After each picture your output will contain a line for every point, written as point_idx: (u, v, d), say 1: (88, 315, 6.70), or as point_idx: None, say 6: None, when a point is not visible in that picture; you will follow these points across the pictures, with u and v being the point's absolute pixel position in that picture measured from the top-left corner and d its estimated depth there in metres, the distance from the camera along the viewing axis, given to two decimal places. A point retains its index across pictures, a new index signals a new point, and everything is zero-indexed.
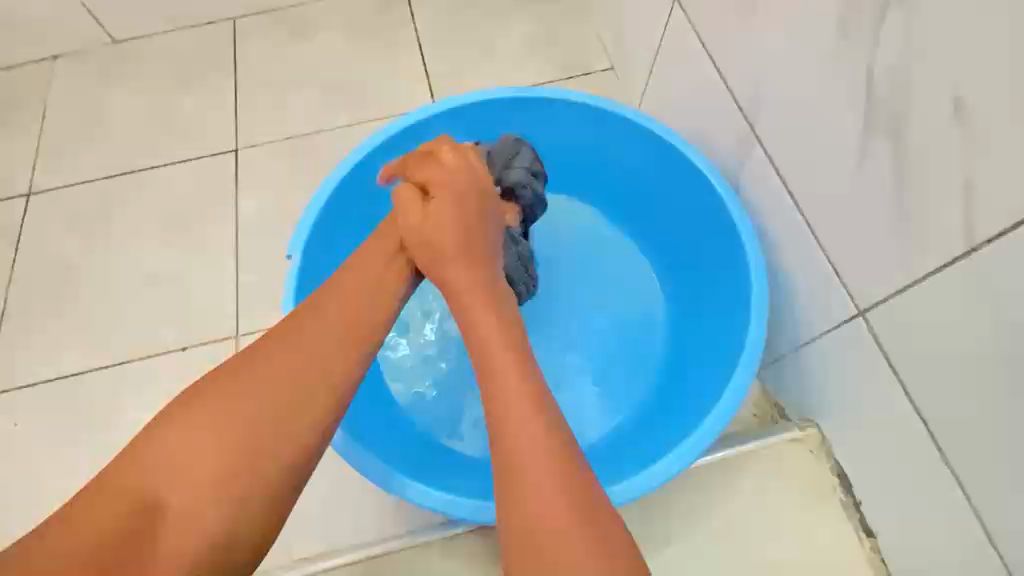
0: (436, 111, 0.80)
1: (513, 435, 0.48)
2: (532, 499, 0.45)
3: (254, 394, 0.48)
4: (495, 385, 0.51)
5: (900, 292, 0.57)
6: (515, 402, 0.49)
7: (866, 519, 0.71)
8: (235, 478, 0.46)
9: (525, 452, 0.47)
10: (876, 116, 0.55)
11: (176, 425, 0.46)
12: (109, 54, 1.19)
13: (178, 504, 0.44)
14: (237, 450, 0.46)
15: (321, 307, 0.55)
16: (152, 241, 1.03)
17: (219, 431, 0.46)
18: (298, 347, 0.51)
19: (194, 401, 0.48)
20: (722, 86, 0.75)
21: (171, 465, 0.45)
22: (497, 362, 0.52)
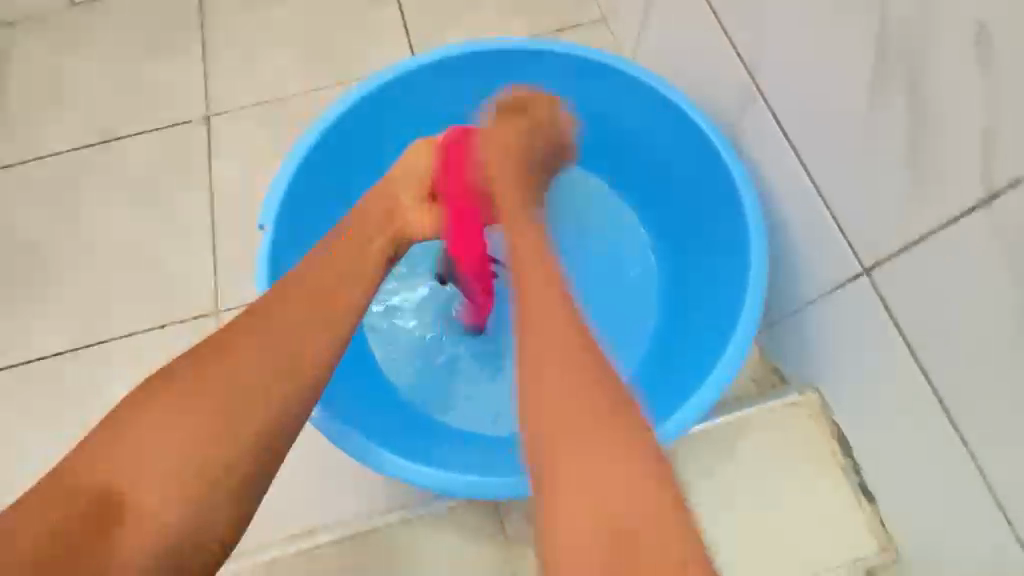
0: (411, 68, 0.75)
1: (551, 357, 0.45)
2: (558, 409, 0.42)
3: (220, 380, 0.46)
4: (530, 305, 0.48)
5: (910, 248, 0.54)
6: (549, 316, 0.47)
7: (866, 482, 0.69)
8: (203, 471, 0.43)
9: (556, 358, 0.44)
10: (891, 58, 0.50)
11: (140, 416, 0.44)
12: (67, 17, 1.12)
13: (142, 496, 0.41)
14: (206, 443, 0.43)
15: (280, 299, 0.52)
16: (125, 216, 0.98)
17: (183, 426, 0.44)
18: (259, 337, 0.48)
19: (149, 401, 0.45)
20: (720, 32, 0.70)
21: (135, 462, 0.42)
22: (540, 313, 0.47)
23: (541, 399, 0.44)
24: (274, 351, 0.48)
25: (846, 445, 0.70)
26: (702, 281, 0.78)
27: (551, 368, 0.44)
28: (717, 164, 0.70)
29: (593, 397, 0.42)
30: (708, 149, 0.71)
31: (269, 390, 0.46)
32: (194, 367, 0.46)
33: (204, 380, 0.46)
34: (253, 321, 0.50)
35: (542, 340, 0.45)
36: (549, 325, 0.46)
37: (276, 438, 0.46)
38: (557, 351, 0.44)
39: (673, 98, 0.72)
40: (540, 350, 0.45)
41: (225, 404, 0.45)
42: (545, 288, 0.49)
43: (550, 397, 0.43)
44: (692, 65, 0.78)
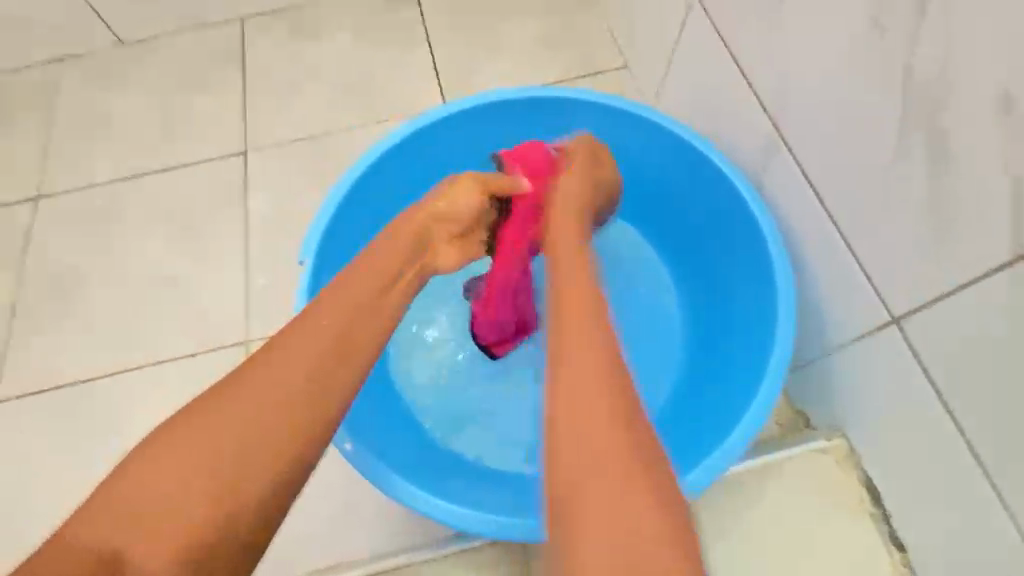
0: (449, 113, 0.78)
1: (580, 372, 0.46)
2: (588, 424, 0.43)
3: (237, 420, 0.46)
4: (564, 326, 0.50)
5: (938, 300, 0.55)
6: (581, 320, 0.50)
7: (897, 533, 0.69)
8: (207, 516, 0.42)
9: (585, 373, 0.45)
10: (913, 115, 0.52)
11: (155, 452, 0.44)
12: (115, 55, 1.18)
13: (149, 533, 0.41)
14: (214, 485, 0.43)
15: (302, 335, 0.52)
16: (161, 246, 1.02)
17: (191, 466, 0.44)
18: (274, 379, 0.49)
19: (167, 438, 0.45)
20: (744, 85, 0.73)
21: (146, 499, 0.42)
22: (573, 317, 0.50)
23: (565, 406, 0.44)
24: (295, 390, 0.49)
25: (876, 494, 0.70)
26: (726, 323, 0.79)
27: (578, 364, 0.46)
28: (743, 211, 0.72)
29: (610, 401, 0.44)
30: (735, 196, 0.73)
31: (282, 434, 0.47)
32: (211, 403, 0.47)
33: (221, 412, 0.46)
34: (274, 361, 0.50)
35: (577, 335, 0.48)
36: (577, 326, 0.49)
37: (277, 482, 0.45)
38: (587, 350, 0.47)
39: (699, 147, 0.75)
40: (571, 362, 0.47)
41: (236, 437, 0.45)
42: (577, 297, 0.52)
43: (571, 379, 0.45)
44: (717, 112, 0.81)
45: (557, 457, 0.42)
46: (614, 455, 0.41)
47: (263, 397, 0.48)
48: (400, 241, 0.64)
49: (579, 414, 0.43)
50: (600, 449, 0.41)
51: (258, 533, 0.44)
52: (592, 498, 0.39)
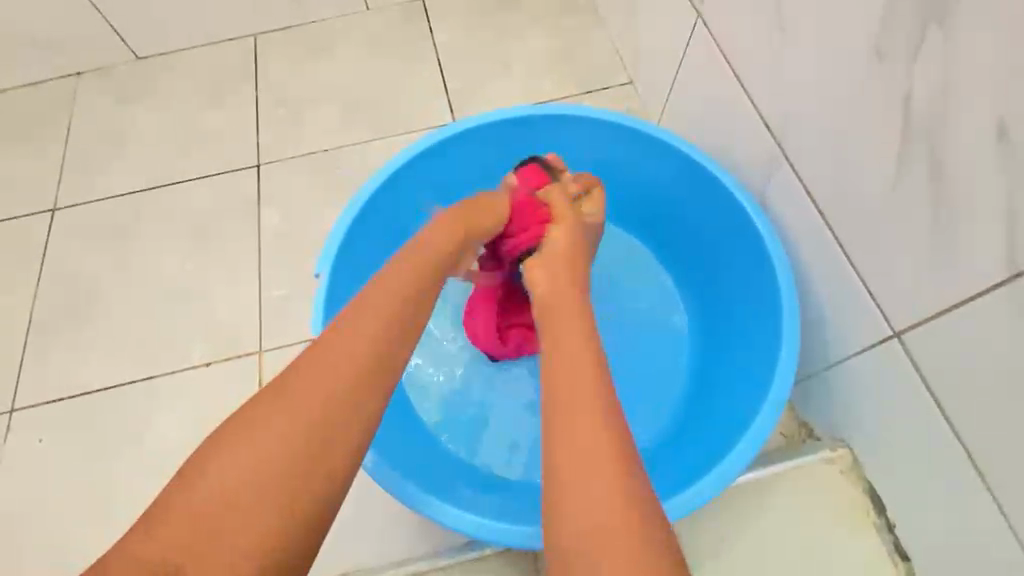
0: (461, 129, 0.81)
1: (578, 433, 0.45)
2: (585, 490, 0.42)
3: (282, 436, 0.46)
4: (560, 388, 0.49)
5: (937, 315, 0.56)
6: (575, 372, 0.50)
7: (900, 543, 0.70)
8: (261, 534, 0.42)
9: (584, 434, 0.45)
10: (911, 137, 0.54)
11: (205, 475, 0.44)
12: (132, 70, 1.21)
13: (207, 550, 0.41)
14: (268, 504, 0.43)
15: (336, 346, 0.51)
16: (177, 256, 1.04)
17: (243, 485, 0.43)
18: (318, 389, 0.48)
19: (212, 458, 0.45)
20: (748, 104, 0.75)
21: (201, 522, 0.42)
22: (563, 370, 0.50)
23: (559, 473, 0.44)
24: (337, 400, 0.48)
25: (880, 505, 0.71)
26: (732, 335, 0.81)
27: (571, 421, 0.46)
28: (747, 226, 0.74)
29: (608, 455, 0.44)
30: (739, 212, 0.75)
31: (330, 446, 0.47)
32: (264, 411, 0.47)
33: (270, 424, 0.46)
34: (311, 371, 0.49)
35: (568, 391, 0.48)
36: (572, 380, 0.49)
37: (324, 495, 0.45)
38: (578, 403, 0.47)
39: (704, 164, 0.77)
40: (568, 424, 0.46)
41: (291, 453, 0.45)
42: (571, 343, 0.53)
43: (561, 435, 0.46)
44: (721, 129, 0.83)
45: (553, 496, 0.43)
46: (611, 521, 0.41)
47: (311, 410, 0.47)
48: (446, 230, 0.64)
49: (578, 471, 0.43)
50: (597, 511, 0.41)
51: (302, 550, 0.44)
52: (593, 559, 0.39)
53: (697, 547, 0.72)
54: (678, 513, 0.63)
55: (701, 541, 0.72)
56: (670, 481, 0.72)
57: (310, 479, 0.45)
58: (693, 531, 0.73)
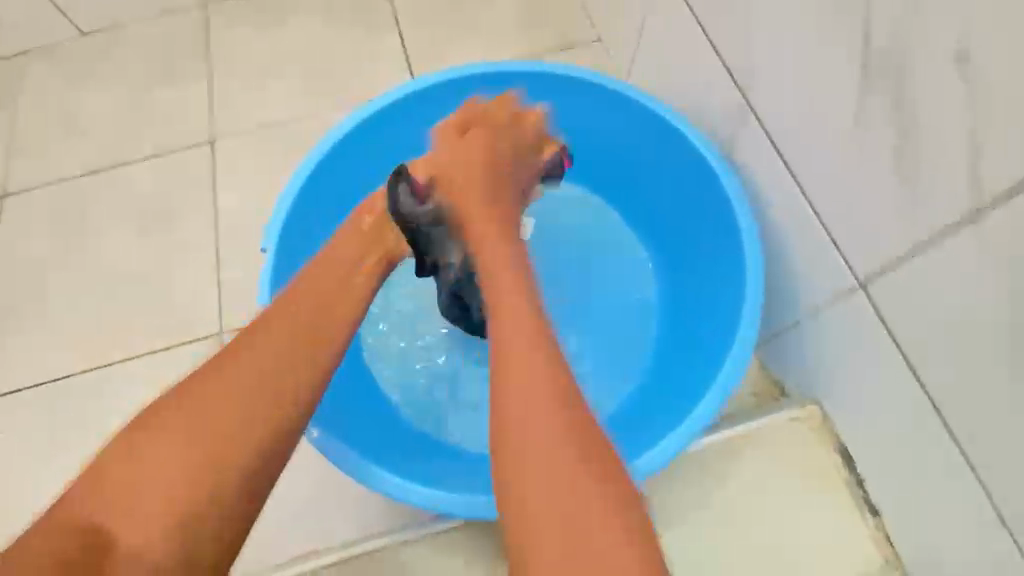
0: (411, 91, 0.77)
1: (525, 417, 0.39)
2: (534, 444, 0.38)
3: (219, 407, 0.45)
4: (498, 350, 0.44)
5: (903, 261, 0.54)
6: (517, 321, 0.46)
7: (871, 498, 0.69)
8: (195, 495, 0.41)
9: (531, 421, 0.39)
10: (873, 74, 0.51)
11: (144, 432, 0.43)
12: (75, 47, 1.14)
13: (137, 523, 0.40)
14: (206, 462, 0.42)
15: (274, 321, 0.52)
16: (131, 239, 1.00)
17: (184, 441, 0.43)
18: (252, 363, 0.48)
19: (158, 418, 0.44)
20: (710, 51, 0.71)
21: (140, 476, 0.41)
22: (508, 320, 0.46)
23: (512, 474, 0.38)
24: (268, 379, 0.47)
25: (851, 461, 0.70)
26: (699, 294, 0.79)
27: (511, 370, 0.42)
28: (712, 180, 0.71)
29: (549, 403, 0.40)
30: (703, 165, 0.72)
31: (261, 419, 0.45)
32: (201, 381, 0.46)
33: (205, 394, 0.45)
34: (240, 354, 0.49)
35: (508, 346, 0.44)
36: (512, 336, 0.44)
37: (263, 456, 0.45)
38: (521, 353, 0.43)
39: (667, 117, 0.74)
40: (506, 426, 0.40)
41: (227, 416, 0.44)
42: (508, 286, 0.50)
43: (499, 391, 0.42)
44: (686, 83, 0.79)
45: (505, 465, 0.39)
46: (570, 486, 0.36)
47: (259, 379, 0.47)
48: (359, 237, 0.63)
49: (517, 426, 0.39)
50: (541, 470, 0.37)
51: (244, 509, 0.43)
52: (533, 516, 0.36)
53: (667, 512, 0.71)
54: (640, 476, 0.62)
55: (670, 504, 0.71)
56: (636, 443, 0.71)
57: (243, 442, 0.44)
58: (661, 496, 0.71)
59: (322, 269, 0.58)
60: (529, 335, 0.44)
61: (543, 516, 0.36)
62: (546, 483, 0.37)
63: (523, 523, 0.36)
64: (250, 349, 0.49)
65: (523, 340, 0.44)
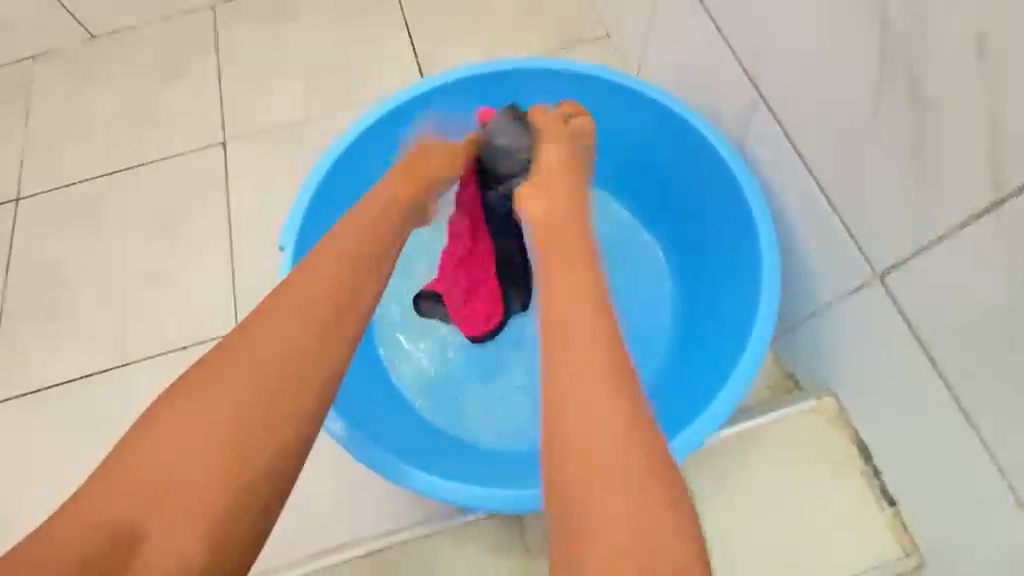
0: (425, 89, 0.77)
1: (597, 412, 0.41)
2: (593, 430, 0.41)
3: (233, 398, 0.43)
4: (559, 327, 0.47)
5: (921, 252, 0.54)
6: (575, 304, 0.49)
7: (888, 488, 0.69)
8: (217, 490, 0.40)
9: (598, 419, 0.41)
10: (890, 67, 0.51)
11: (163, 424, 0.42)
12: (87, 50, 1.15)
13: (157, 523, 0.38)
14: (229, 455, 0.41)
15: (298, 294, 0.49)
16: (146, 240, 1.01)
17: (207, 433, 0.41)
18: (276, 343, 0.46)
19: (178, 406, 0.43)
20: (723, 46, 0.71)
21: (159, 470, 0.40)
22: (569, 299, 0.49)
23: (574, 459, 0.40)
24: (292, 364, 0.46)
25: (866, 451, 0.70)
26: (713, 287, 0.79)
27: (572, 357, 0.45)
28: (726, 174, 0.72)
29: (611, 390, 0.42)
30: (717, 159, 0.72)
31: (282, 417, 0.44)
32: (222, 365, 0.45)
33: (226, 379, 0.44)
34: (247, 345, 0.46)
35: (566, 328, 0.47)
36: (576, 317, 0.47)
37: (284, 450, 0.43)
38: (583, 336, 0.46)
39: (681, 112, 0.74)
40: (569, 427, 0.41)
41: (248, 408, 0.43)
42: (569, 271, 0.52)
43: (557, 372, 0.45)
44: (697, 78, 0.79)
45: (556, 442, 0.42)
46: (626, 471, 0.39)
47: (283, 368, 0.45)
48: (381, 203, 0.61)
49: (576, 406, 0.42)
50: (606, 457, 0.39)
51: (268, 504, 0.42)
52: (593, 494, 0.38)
53: None
54: None
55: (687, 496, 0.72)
56: None
57: (262, 437, 0.42)
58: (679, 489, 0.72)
59: (348, 238, 0.55)
60: (592, 319, 0.47)
61: (595, 491, 0.39)
62: (604, 462, 0.39)
63: (577, 496, 0.39)
64: (256, 340, 0.46)
65: (583, 324, 0.46)
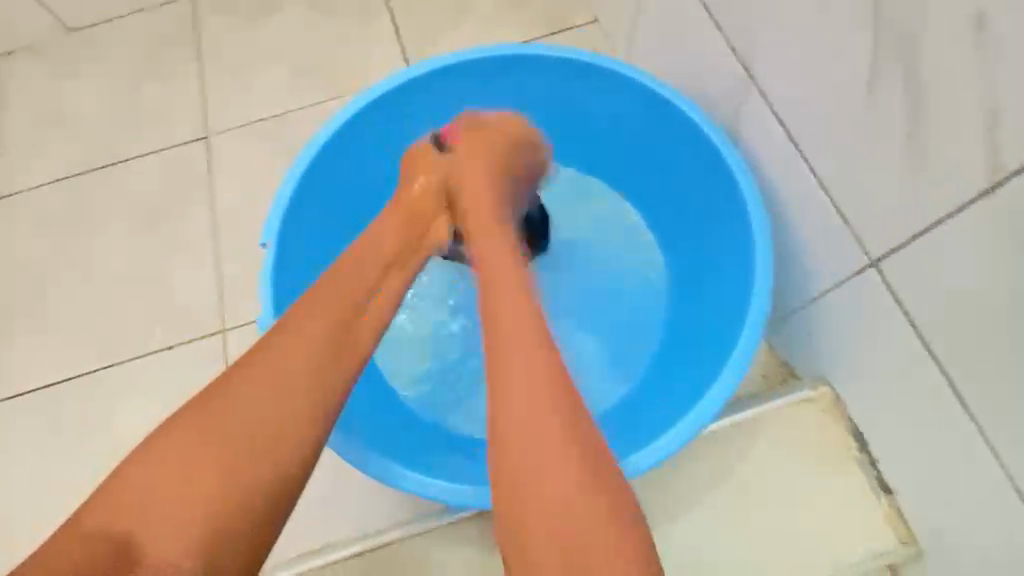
0: (407, 79, 0.75)
1: (531, 427, 0.43)
2: (543, 459, 0.41)
3: (237, 425, 0.43)
4: (504, 351, 0.47)
5: (917, 237, 0.53)
6: (524, 336, 0.47)
7: (883, 477, 0.68)
8: (226, 502, 0.41)
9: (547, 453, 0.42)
10: (886, 43, 0.49)
11: (169, 446, 0.42)
12: (63, 44, 1.12)
13: (157, 545, 0.39)
14: (233, 472, 0.42)
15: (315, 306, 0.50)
16: (128, 239, 0.99)
17: (206, 456, 0.42)
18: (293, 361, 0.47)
19: (180, 424, 0.43)
20: (712, 28, 0.69)
21: (160, 492, 0.40)
22: (509, 326, 0.49)
23: (519, 488, 0.41)
24: (307, 374, 0.46)
25: (865, 443, 0.69)
26: (706, 278, 0.77)
27: (519, 391, 0.44)
28: (717, 160, 0.70)
29: (555, 417, 0.43)
30: (708, 145, 0.71)
31: (284, 433, 0.44)
32: (230, 381, 0.45)
33: (239, 394, 0.44)
34: (261, 370, 0.46)
35: (514, 349, 0.47)
36: (511, 343, 0.47)
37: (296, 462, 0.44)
38: (523, 367, 0.45)
39: (669, 98, 0.72)
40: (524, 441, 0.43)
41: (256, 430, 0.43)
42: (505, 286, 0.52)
43: (503, 403, 0.44)
44: (688, 61, 0.77)
45: (506, 463, 0.43)
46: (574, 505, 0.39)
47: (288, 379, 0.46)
48: (397, 228, 0.61)
49: (527, 436, 0.42)
50: (548, 480, 0.41)
51: (270, 519, 0.42)
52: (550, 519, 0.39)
53: (679, 497, 0.70)
54: (653, 461, 0.61)
55: (681, 489, 0.71)
56: (647, 429, 0.70)
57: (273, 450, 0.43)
58: (673, 482, 0.71)
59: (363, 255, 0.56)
60: (533, 343, 0.47)
61: (543, 542, 0.39)
62: (558, 494, 0.40)
63: (528, 517, 0.40)
64: (273, 362, 0.46)
65: (527, 350, 0.46)
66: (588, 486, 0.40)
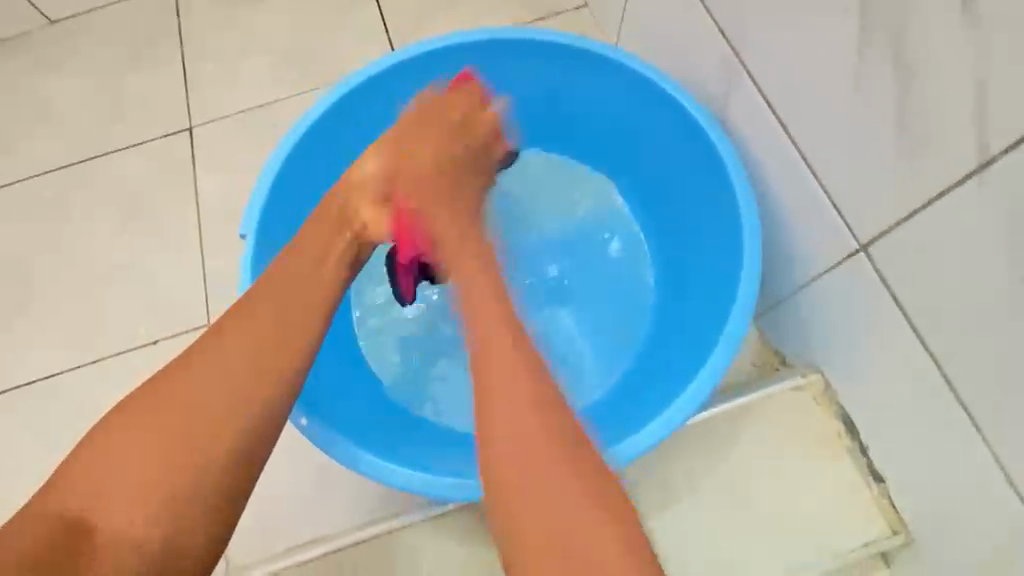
0: (388, 66, 0.73)
1: (521, 428, 0.42)
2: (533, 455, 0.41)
3: (191, 401, 0.46)
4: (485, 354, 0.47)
5: (907, 220, 0.52)
6: (501, 343, 0.47)
7: (875, 465, 0.68)
8: (181, 481, 0.43)
9: (540, 451, 0.41)
10: (875, 21, 0.48)
11: (121, 428, 0.45)
12: (44, 35, 1.10)
13: (111, 522, 0.41)
14: (184, 452, 0.44)
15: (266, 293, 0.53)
16: (112, 233, 0.97)
17: (156, 438, 0.44)
18: (248, 337, 0.50)
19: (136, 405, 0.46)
20: (700, 10, 0.68)
21: (115, 470, 0.43)
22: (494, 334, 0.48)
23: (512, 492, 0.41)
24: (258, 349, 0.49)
25: (854, 429, 0.68)
26: (695, 266, 0.76)
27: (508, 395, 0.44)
28: (705, 144, 0.69)
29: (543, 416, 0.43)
30: (695, 129, 0.69)
31: (240, 411, 0.46)
32: (185, 361, 0.48)
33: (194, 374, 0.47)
34: (218, 348, 0.49)
35: (497, 353, 0.46)
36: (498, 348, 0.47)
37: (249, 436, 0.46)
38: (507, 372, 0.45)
39: (656, 82, 0.71)
40: (500, 451, 0.42)
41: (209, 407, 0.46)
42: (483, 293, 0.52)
43: (494, 417, 0.44)
44: (675, 45, 0.76)
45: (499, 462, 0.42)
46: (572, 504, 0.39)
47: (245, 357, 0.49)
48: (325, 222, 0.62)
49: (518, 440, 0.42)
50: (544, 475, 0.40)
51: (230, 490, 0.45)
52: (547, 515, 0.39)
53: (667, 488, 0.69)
54: (640, 450, 0.61)
55: (670, 478, 0.70)
56: (634, 418, 0.69)
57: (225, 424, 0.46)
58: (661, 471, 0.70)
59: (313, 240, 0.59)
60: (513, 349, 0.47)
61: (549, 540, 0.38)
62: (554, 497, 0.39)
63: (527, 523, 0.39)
64: (224, 344, 0.49)
65: (504, 354, 0.46)
66: (582, 487, 0.40)
